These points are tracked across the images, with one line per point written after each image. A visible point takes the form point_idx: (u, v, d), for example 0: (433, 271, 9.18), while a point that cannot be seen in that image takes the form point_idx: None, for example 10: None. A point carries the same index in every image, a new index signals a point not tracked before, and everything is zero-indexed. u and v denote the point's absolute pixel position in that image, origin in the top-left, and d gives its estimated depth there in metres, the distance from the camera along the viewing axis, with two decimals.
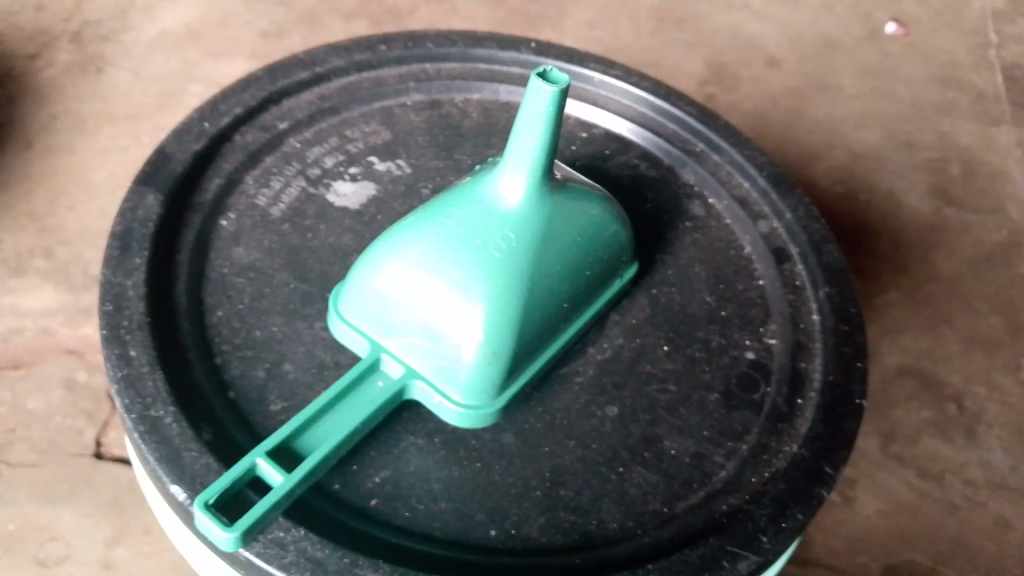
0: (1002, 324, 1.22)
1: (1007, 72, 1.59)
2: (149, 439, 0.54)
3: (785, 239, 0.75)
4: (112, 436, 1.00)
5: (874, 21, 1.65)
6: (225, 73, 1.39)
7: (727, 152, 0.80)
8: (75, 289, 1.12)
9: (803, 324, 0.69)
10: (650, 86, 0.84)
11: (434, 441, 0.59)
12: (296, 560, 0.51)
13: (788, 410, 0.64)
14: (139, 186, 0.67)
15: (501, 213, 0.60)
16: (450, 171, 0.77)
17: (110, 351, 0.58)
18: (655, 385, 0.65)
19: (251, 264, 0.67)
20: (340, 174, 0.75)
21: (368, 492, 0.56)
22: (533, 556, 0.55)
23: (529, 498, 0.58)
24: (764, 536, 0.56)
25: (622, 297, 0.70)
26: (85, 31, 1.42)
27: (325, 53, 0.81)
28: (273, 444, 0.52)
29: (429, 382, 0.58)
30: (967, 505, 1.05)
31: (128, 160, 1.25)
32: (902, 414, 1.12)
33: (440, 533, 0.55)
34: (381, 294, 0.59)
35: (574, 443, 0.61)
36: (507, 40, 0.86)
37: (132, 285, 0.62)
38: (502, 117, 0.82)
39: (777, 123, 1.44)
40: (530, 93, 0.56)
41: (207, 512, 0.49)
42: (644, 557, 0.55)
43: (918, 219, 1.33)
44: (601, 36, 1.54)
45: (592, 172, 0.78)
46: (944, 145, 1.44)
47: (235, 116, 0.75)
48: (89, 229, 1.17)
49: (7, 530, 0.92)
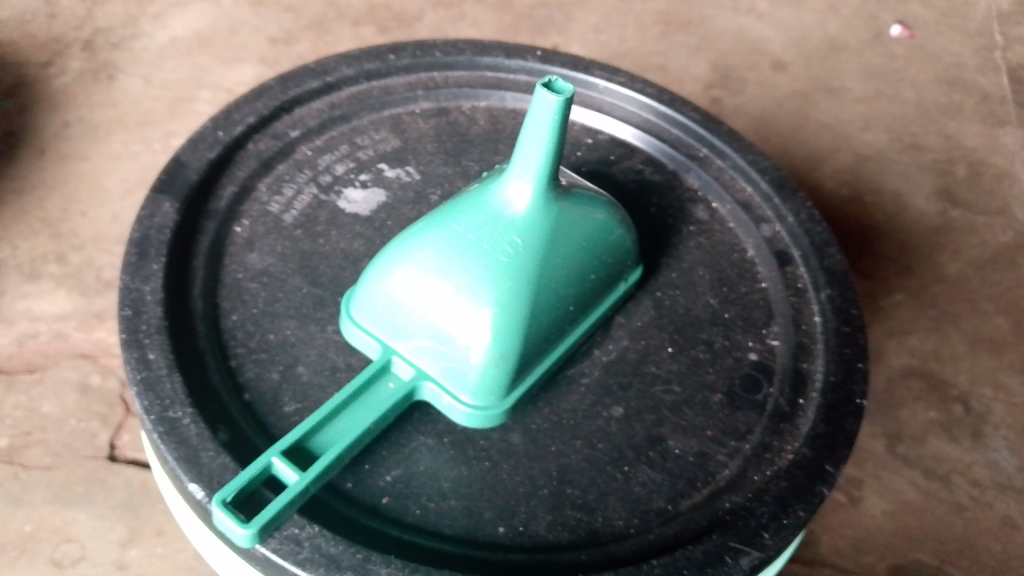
0: (1008, 325, 1.23)
1: (1013, 73, 1.59)
2: (168, 439, 0.56)
3: (788, 242, 0.76)
4: (126, 439, 1.02)
5: (879, 23, 1.66)
6: (236, 80, 1.41)
7: (731, 156, 0.81)
8: (89, 293, 1.14)
9: (805, 326, 0.70)
10: (655, 91, 0.85)
11: (444, 441, 0.61)
12: (310, 555, 0.52)
13: (790, 410, 0.65)
14: (156, 193, 0.69)
15: (508, 218, 0.61)
16: (458, 177, 0.79)
17: (129, 354, 0.60)
18: (659, 386, 0.66)
19: (265, 269, 0.69)
20: (351, 180, 0.76)
21: (379, 490, 0.58)
22: (542, 552, 0.56)
23: (537, 497, 0.59)
24: (766, 532, 0.57)
25: (627, 299, 0.71)
26: (97, 39, 1.44)
27: (336, 62, 0.83)
28: (289, 444, 0.54)
29: (440, 384, 0.60)
30: (973, 506, 1.06)
31: (141, 166, 1.27)
32: (908, 415, 1.13)
33: (450, 530, 0.57)
34: (392, 298, 0.60)
35: (580, 442, 0.62)
36: (514, 48, 0.87)
37: (149, 289, 0.63)
38: (509, 124, 0.84)
39: (781, 126, 1.45)
40: (536, 102, 0.57)
41: (226, 509, 0.50)
42: (648, 554, 0.56)
43: (923, 221, 1.34)
44: (607, 40, 1.55)
45: (597, 177, 0.80)
46: (950, 146, 1.45)
47: (249, 125, 0.76)
48: (103, 234, 1.19)
49: (23, 531, 0.94)
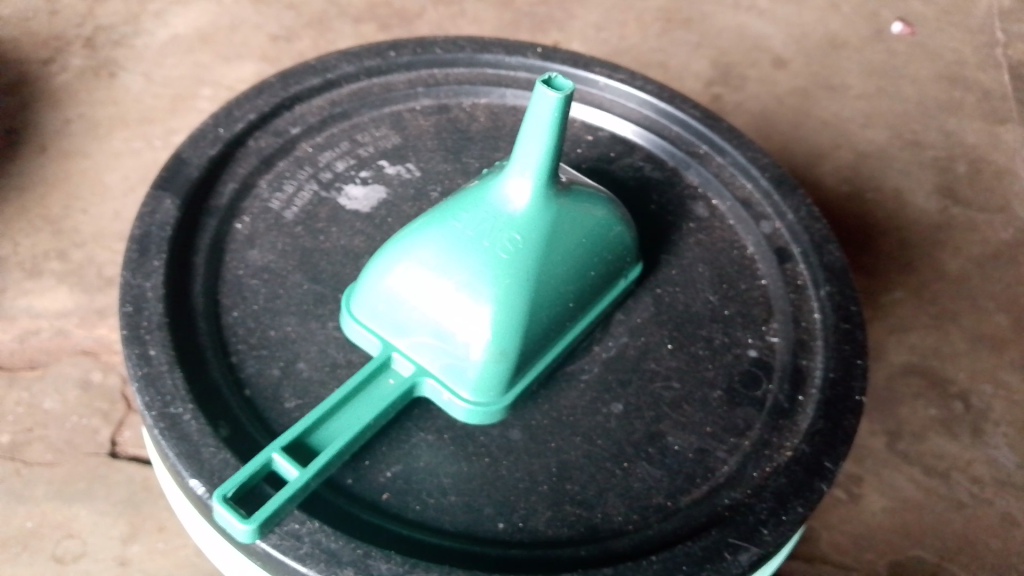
0: (1009, 322, 1.23)
1: (1014, 70, 1.59)
2: (169, 435, 0.56)
3: (787, 239, 0.76)
4: (127, 435, 1.03)
5: (880, 20, 1.66)
6: (236, 77, 1.41)
7: (731, 153, 0.82)
8: (91, 290, 1.14)
9: (804, 322, 0.70)
10: (655, 89, 0.85)
11: (444, 437, 0.61)
12: (311, 551, 0.52)
13: (789, 407, 0.65)
14: (157, 190, 0.69)
15: (507, 215, 0.61)
16: (458, 174, 0.79)
17: (131, 350, 0.60)
18: (659, 383, 0.66)
19: (266, 266, 0.69)
20: (352, 177, 0.77)
21: (379, 486, 0.58)
22: (541, 547, 0.56)
23: (536, 493, 0.59)
24: (765, 528, 0.57)
25: (627, 296, 0.71)
26: (98, 36, 1.44)
27: (336, 59, 0.83)
28: (289, 440, 0.54)
29: (440, 380, 0.60)
30: (973, 502, 1.06)
31: (141, 163, 1.27)
32: (908, 412, 1.13)
33: (450, 525, 0.57)
34: (392, 294, 0.61)
35: (580, 439, 0.62)
36: (514, 45, 0.87)
37: (151, 286, 0.63)
38: (509, 121, 0.84)
39: (782, 123, 1.45)
40: (536, 99, 0.57)
41: (226, 505, 0.51)
42: (647, 550, 0.57)
43: (924, 218, 1.34)
44: (607, 37, 1.55)
45: (597, 174, 0.80)
46: (951, 143, 1.45)
47: (249, 122, 0.77)
48: (104, 231, 1.20)
49: (25, 528, 0.94)
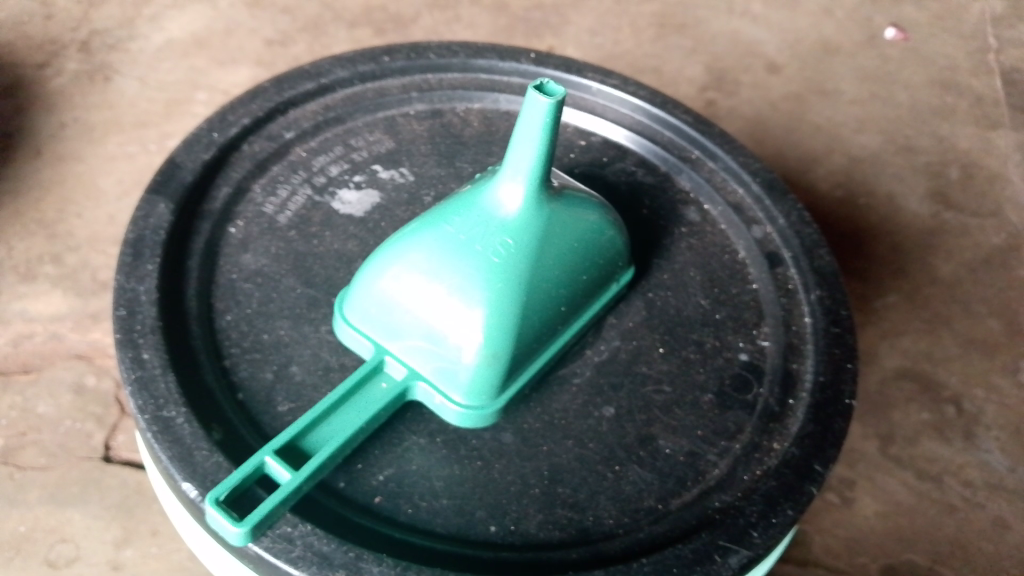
0: (1001, 327, 1.24)
1: (1006, 76, 1.60)
2: (162, 438, 0.56)
3: (778, 244, 0.77)
4: (121, 440, 1.03)
5: (873, 26, 1.66)
6: (231, 81, 1.41)
7: (723, 159, 0.82)
8: (85, 294, 1.14)
9: (795, 326, 0.71)
10: (647, 94, 0.86)
11: (436, 441, 0.61)
12: (303, 554, 0.53)
13: (780, 410, 0.66)
14: (151, 194, 0.69)
15: (500, 219, 0.61)
16: (451, 179, 0.79)
17: (124, 353, 0.60)
18: (651, 386, 0.67)
19: (260, 270, 0.69)
20: (346, 181, 0.77)
21: (372, 489, 0.58)
22: (533, 550, 0.57)
23: (528, 495, 0.60)
24: (754, 531, 0.57)
25: (619, 300, 0.72)
26: (94, 40, 1.44)
27: (330, 64, 0.83)
28: (283, 443, 0.54)
29: (431, 384, 0.61)
30: (965, 506, 1.07)
31: (136, 167, 1.27)
32: (901, 415, 1.14)
33: (442, 529, 0.57)
34: (385, 298, 0.61)
35: (572, 442, 0.63)
36: (508, 50, 0.88)
37: (145, 290, 0.64)
38: (502, 126, 0.85)
39: (775, 128, 1.46)
40: (528, 104, 0.58)
41: (218, 508, 0.51)
42: (637, 552, 0.57)
43: (916, 223, 1.34)
44: (602, 42, 1.56)
45: (590, 179, 0.80)
46: (943, 148, 1.46)
47: (243, 126, 0.77)
48: (99, 234, 1.20)
49: (18, 532, 0.94)
